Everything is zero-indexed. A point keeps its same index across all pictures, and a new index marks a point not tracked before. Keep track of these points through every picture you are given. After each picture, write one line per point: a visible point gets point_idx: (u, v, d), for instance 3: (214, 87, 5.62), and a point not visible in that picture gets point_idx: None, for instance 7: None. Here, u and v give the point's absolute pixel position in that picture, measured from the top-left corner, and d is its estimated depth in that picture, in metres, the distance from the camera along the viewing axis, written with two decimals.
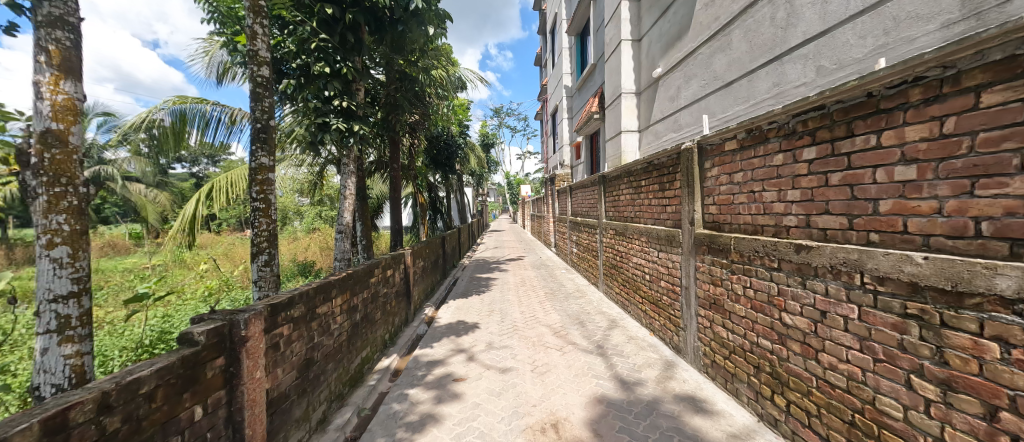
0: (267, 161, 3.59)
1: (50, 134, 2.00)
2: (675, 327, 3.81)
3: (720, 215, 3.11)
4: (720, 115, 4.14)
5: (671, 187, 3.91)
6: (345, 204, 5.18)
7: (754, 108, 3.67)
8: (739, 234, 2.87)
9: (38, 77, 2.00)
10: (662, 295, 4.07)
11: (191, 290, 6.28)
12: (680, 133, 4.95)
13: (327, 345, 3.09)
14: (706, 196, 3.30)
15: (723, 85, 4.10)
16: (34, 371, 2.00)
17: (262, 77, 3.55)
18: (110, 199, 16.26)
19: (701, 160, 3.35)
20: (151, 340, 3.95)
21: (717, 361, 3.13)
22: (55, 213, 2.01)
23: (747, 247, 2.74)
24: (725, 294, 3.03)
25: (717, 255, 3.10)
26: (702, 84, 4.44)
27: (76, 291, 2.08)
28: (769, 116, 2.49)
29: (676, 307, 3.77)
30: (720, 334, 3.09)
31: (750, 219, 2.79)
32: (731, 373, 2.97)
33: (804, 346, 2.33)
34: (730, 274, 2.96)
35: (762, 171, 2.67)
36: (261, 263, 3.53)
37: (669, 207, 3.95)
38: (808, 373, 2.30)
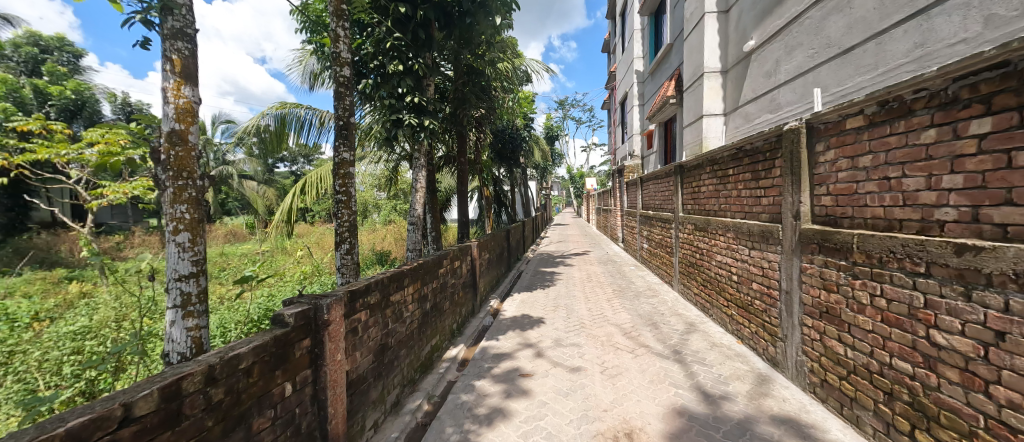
0: (349, 155, 3.82)
1: (174, 134, 2.30)
2: (770, 337, 3.38)
3: (838, 208, 2.66)
4: (834, 89, 3.57)
5: (767, 177, 3.45)
6: (416, 197, 5.37)
7: (884, 77, 3.07)
8: (863, 230, 2.43)
9: (165, 84, 2.30)
10: (754, 299, 3.64)
11: (290, 273, 7.05)
12: (778, 115, 4.37)
13: (400, 331, 3.23)
14: (818, 186, 2.84)
15: (840, 53, 3.52)
16: (166, 340, 2.33)
17: (343, 76, 3.78)
18: (230, 194, 19.01)
19: (811, 141, 2.89)
20: (257, 315, 4.48)
21: (828, 381, 2.70)
22: (179, 203, 2.31)
23: (876, 246, 2.30)
24: (842, 303, 2.59)
25: (833, 256, 2.65)
26: (810, 54, 3.86)
27: (195, 271, 2.37)
28: (915, 83, 2.03)
29: (772, 314, 3.34)
30: (834, 349, 2.65)
31: (880, 212, 2.35)
32: (850, 398, 2.54)
33: (964, 374, 1.89)
34: (850, 279, 2.52)
35: (901, 152, 2.21)
36: (344, 251, 3.77)
37: (764, 199, 3.49)
38: (971, 409, 1.86)
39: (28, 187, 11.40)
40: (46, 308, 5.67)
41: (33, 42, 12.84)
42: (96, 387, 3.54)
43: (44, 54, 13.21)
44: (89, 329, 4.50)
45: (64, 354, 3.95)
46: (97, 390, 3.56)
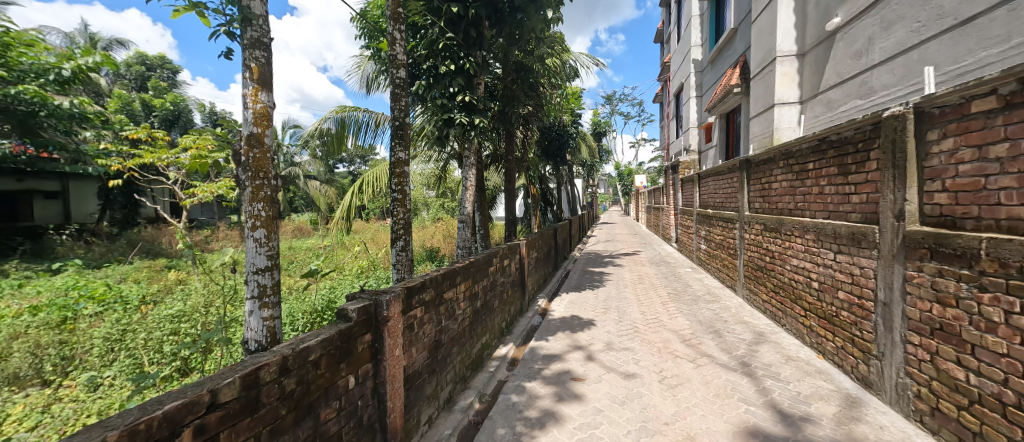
0: (404, 155, 3.94)
1: (253, 136, 2.49)
2: (861, 354, 3.00)
3: (958, 207, 2.27)
4: (948, 67, 3.10)
5: (860, 171, 3.06)
6: (466, 195, 5.42)
7: (1018, 49, 2.61)
8: (994, 234, 2.05)
9: (246, 90, 2.50)
10: (841, 310, 3.26)
11: (349, 267, 7.48)
12: (870, 100, 3.88)
13: (453, 329, 3.29)
14: (930, 181, 2.45)
15: (956, 25, 3.05)
16: (247, 328, 2.56)
17: (399, 78, 3.90)
18: (296, 193, 20.60)
19: (920, 129, 2.50)
20: (321, 306, 4.78)
21: (943, 411, 2.33)
22: (256, 201, 2.50)
23: (1014, 253, 1.92)
24: (962, 319, 2.22)
25: (950, 264, 2.27)
26: (915, 28, 3.39)
27: (270, 266, 2.56)
28: None
29: (866, 328, 2.96)
30: (949, 373, 2.28)
31: (1019, 212, 1.97)
32: (971, 432, 2.17)
33: None
34: (975, 293, 2.14)
35: None
36: (399, 248, 3.90)
37: (857, 197, 3.10)
38: None
39: (137, 188, 13.14)
40: (151, 292, 6.52)
41: (142, 62, 14.80)
42: (190, 365, 4.01)
43: (150, 72, 15.17)
44: (184, 313, 5.09)
45: (165, 334, 4.52)
46: (192, 367, 4.04)
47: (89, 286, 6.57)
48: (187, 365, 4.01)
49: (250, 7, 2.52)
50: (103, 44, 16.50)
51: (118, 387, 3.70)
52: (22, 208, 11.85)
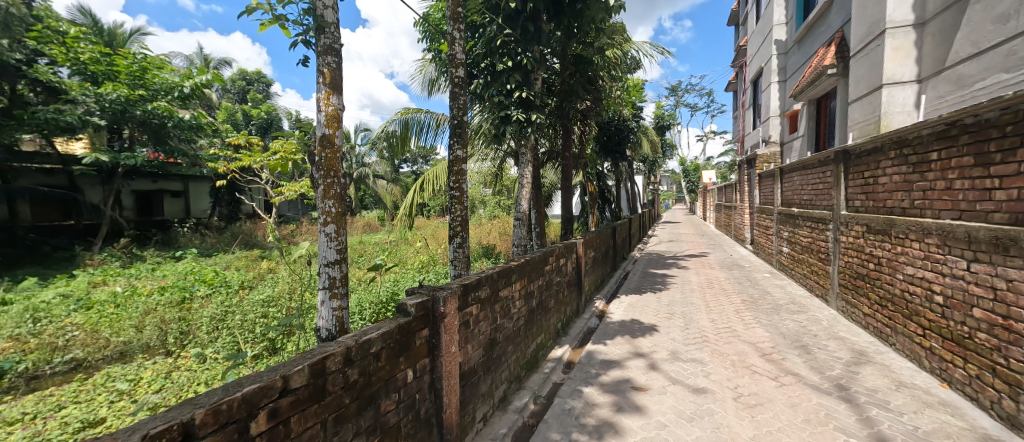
0: (462, 153, 3.98)
1: (324, 138, 2.80)
2: (1007, 386, 2.46)
3: None
4: None
5: (1007, 160, 2.49)
6: (522, 193, 5.35)
7: None
8: None
9: (319, 95, 2.82)
10: (979, 332, 2.69)
11: (411, 262, 7.82)
12: (1014, 75, 3.25)
13: (508, 327, 3.26)
14: None
15: None
16: (320, 317, 2.91)
17: (458, 77, 3.93)
18: (366, 191, 22.05)
19: None
20: (386, 297, 5.01)
21: None
22: (327, 199, 2.83)
23: None
24: None
25: None
26: None
27: (338, 259, 2.88)
28: None
29: (1015, 356, 2.41)
30: None
31: None
32: None
33: None
34: None
35: None
36: (456, 245, 3.95)
37: (1002, 193, 2.53)
38: None
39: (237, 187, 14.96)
40: (247, 278, 7.40)
41: (242, 77, 16.82)
42: (275, 345, 4.47)
43: (249, 85, 17.20)
44: (272, 298, 5.67)
45: (257, 316, 5.09)
46: (278, 347, 4.51)
47: (202, 271, 7.63)
48: (273, 344, 4.48)
49: (323, 16, 2.82)
50: (214, 63, 19.00)
51: (221, 360, 4.25)
52: (158, 205, 13.85)
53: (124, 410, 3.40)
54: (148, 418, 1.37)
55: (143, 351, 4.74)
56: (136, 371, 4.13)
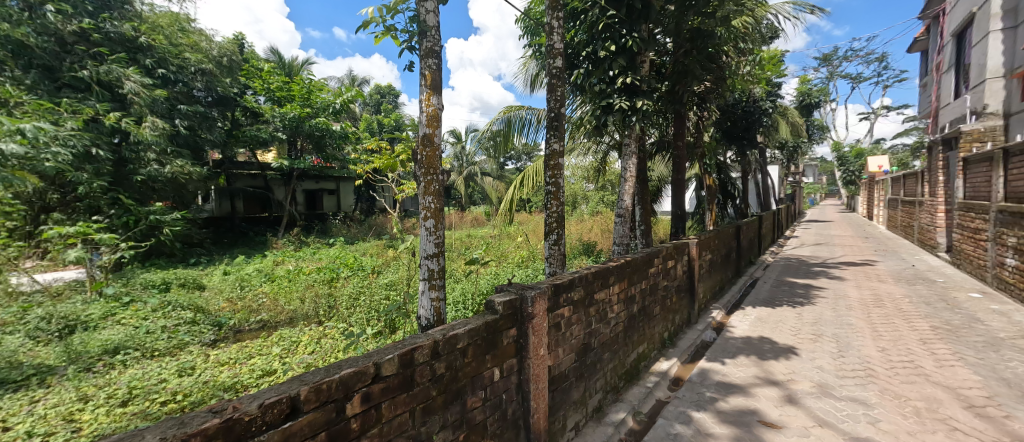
0: (559, 146, 3.78)
1: (425, 137, 2.92)
2: None
3: None
4: None
5: None
6: (625, 187, 4.87)
7: None
8: None
9: (421, 96, 2.94)
10: None
11: (512, 256, 7.94)
12: None
13: (605, 333, 2.99)
14: None
15: None
16: (420, 306, 3.04)
17: (556, 68, 3.73)
18: (474, 188, 23.30)
19: None
20: (487, 289, 5.06)
21: None
22: (427, 195, 2.95)
23: None
24: None
25: None
26: None
27: (436, 252, 2.98)
28: None
29: None
30: None
31: None
32: None
33: None
34: None
35: None
36: (552, 242, 3.78)
37: None
38: None
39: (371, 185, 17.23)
40: (377, 263, 8.44)
41: (376, 91, 19.37)
42: (395, 325, 4.96)
43: (381, 98, 19.68)
44: (393, 282, 6.46)
45: (381, 297, 5.77)
46: (397, 325, 5.01)
47: (344, 256, 8.98)
48: (393, 324, 4.94)
49: (425, 20, 2.90)
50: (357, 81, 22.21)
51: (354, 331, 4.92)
52: (320, 201, 16.62)
53: (287, 365, 4.11)
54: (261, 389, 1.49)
55: (304, 318, 5.72)
56: (297, 334, 4.97)
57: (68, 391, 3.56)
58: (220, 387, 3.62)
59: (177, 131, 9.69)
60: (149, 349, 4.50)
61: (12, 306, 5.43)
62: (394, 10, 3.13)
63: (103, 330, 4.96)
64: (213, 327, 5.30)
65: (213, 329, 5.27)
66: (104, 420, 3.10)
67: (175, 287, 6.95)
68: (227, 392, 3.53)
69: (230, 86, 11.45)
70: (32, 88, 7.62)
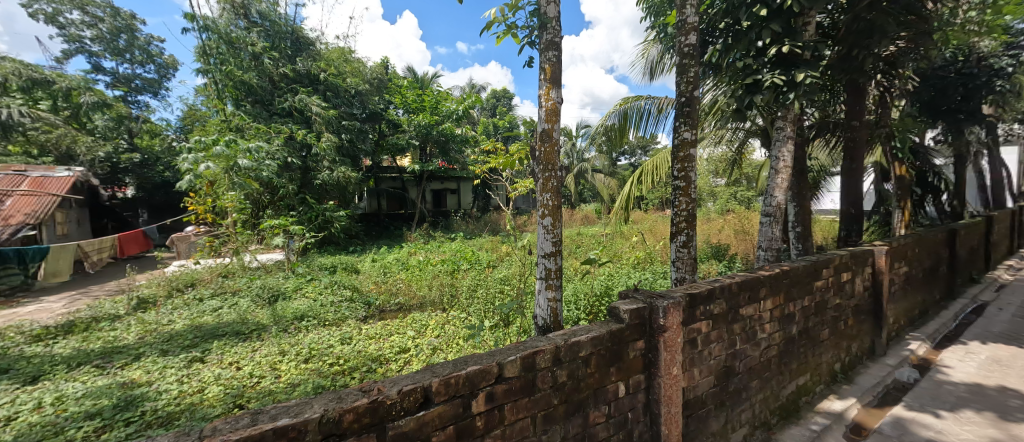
0: (690, 135, 3.28)
1: (544, 132, 2.85)
2: None
3: None
4: None
5: None
6: (776, 179, 3.99)
7: None
8: None
9: (541, 91, 2.87)
10: None
11: (627, 256, 7.43)
12: None
13: (753, 357, 2.54)
14: None
15: None
16: (537, 305, 3.00)
17: (689, 45, 3.23)
18: (586, 185, 22.78)
19: None
20: (600, 290, 4.70)
21: None
22: (545, 191, 2.87)
23: None
24: None
25: None
26: None
27: (553, 251, 2.89)
28: None
29: None
30: None
31: None
32: None
33: None
34: None
35: None
36: (680, 243, 3.27)
37: None
38: None
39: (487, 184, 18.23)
40: (492, 258, 8.84)
41: (493, 95, 20.40)
42: (509, 320, 5.07)
43: (497, 101, 20.66)
44: (507, 277, 6.67)
45: (496, 291, 6.01)
46: (512, 320, 5.13)
47: (464, 250, 9.63)
48: (507, 318, 5.03)
49: (546, 12, 2.82)
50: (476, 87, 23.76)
51: (473, 321, 5.22)
52: (444, 200, 18.32)
53: (418, 345, 4.53)
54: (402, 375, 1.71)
55: (431, 304, 6.27)
56: (426, 318, 5.46)
57: (272, 345, 4.58)
58: (370, 357, 4.20)
59: (343, 144, 11.72)
60: (322, 319, 5.49)
61: (244, 277, 7.29)
62: (516, 7, 3.13)
63: (294, 300, 6.34)
64: (365, 305, 6.22)
65: (364, 307, 6.16)
66: (293, 373, 3.87)
67: (340, 270, 8.40)
68: (374, 362, 4.08)
69: (378, 102, 13.34)
70: (255, 118, 10.27)
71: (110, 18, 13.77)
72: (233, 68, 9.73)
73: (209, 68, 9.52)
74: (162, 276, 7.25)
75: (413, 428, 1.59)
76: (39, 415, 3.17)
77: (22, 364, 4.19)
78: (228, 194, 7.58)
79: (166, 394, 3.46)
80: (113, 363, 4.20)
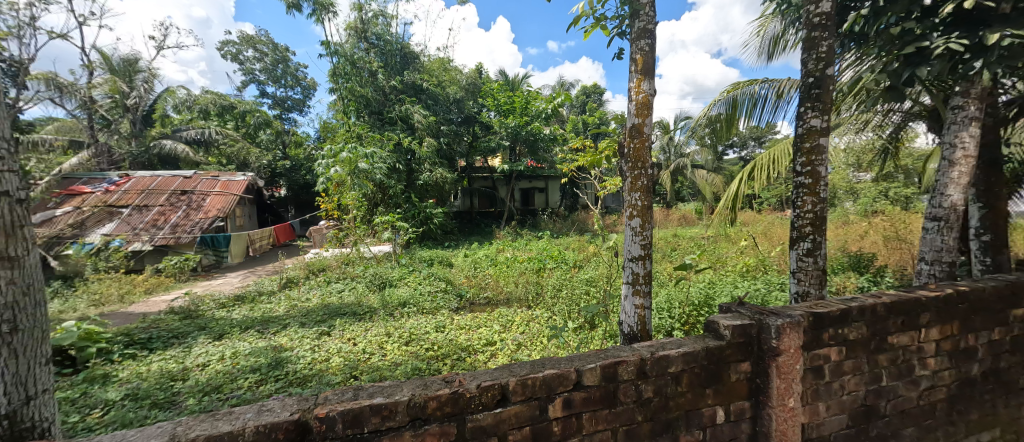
0: (820, 122, 2.51)
1: (633, 127, 2.62)
2: None
3: None
4: None
5: None
6: (951, 172, 3.11)
7: None
8: None
9: (631, 83, 2.66)
10: None
11: (734, 263, 6.58)
12: None
13: (905, 399, 2.03)
14: None
15: None
16: (622, 311, 2.78)
17: (820, 14, 2.51)
18: (685, 182, 20.92)
19: None
20: (698, 299, 4.19)
21: None
22: (634, 191, 2.64)
23: None
24: None
25: None
26: None
27: (642, 255, 2.65)
28: None
29: None
30: None
31: None
32: None
33: None
34: None
35: None
36: (802, 252, 2.61)
37: None
38: None
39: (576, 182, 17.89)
40: (579, 258, 8.61)
41: (583, 92, 19.96)
42: (593, 323, 4.84)
43: (588, 97, 20.16)
44: (593, 279, 6.42)
45: (581, 292, 5.82)
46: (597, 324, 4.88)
47: (550, 249, 9.55)
48: (592, 321, 4.80)
49: None
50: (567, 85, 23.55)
51: (557, 321, 5.11)
52: (532, 198, 18.55)
53: (502, 339, 4.59)
54: (481, 371, 1.74)
55: (517, 300, 6.34)
56: (511, 314, 5.52)
57: (380, 326, 5.08)
58: (458, 347, 4.37)
59: (441, 146, 12.58)
60: (419, 307, 5.93)
61: (360, 265, 8.20)
62: None
63: (397, 288, 7.02)
64: (457, 297, 6.55)
65: (456, 298, 6.50)
66: (396, 353, 4.23)
67: (435, 263, 8.99)
68: (463, 351, 4.24)
69: (472, 106, 14.01)
70: (371, 127, 11.60)
71: (271, 53, 16.92)
72: (354, 85, 11.15)
73: (338, 86, 11.33)
74: (304, 261, 8.51)
75: (490, 423, 1.62)
76: (223, 364, 3.99)
77: (212, 324, 5.32)
78: (350, 193, 8.95)
79: (303, 358, 4.05)
80: (268, 329, 5.09)
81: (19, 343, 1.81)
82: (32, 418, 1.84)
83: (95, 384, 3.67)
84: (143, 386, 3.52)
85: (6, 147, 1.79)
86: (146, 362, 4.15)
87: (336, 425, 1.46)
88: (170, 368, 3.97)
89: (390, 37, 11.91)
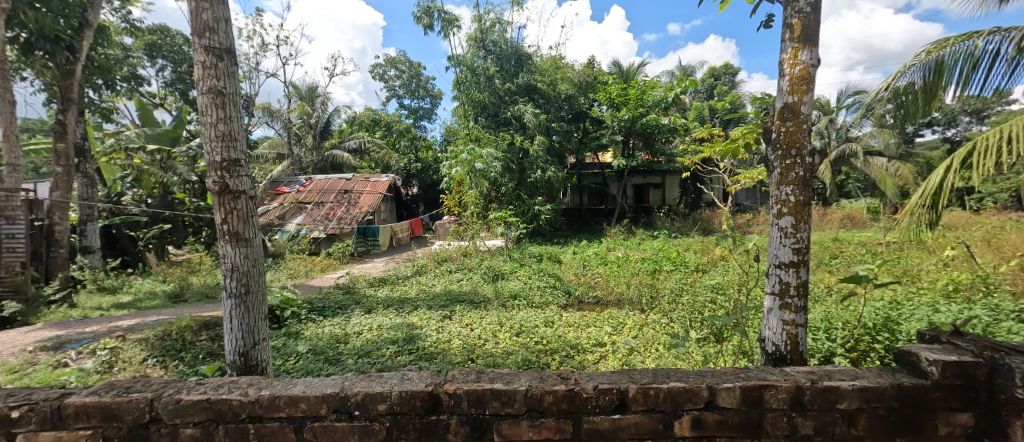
0: None
1: (787, 108, 2.17)
2: None
3: None
4: None
5: None
6: None
7: None
8: None
9: (783, 56, 2.19)
10: None
11: (931, 279, 5.03)
12: None
13: None
14: None
15: None
16: (766, 327, 2.35)
17: None
18: (853, 174, 16.92)
19: None
20: (873, 322, 3.30)
21: None
22: (785, 185, 2.19)
23: None
24: None
25: None
26: None
27: (795, 261, 2.18)
28: None
29: None
30: None
31: None
32: None
33: None
34: None
35: None
36: None
37: None
38: None
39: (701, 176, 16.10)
40: (703, 261, 7.68)
41: (710, 75, 17.83)
42: (722, 335, 4.24)
43: (716, 81, 17.94)
44: (723, 285, 5.67)
45: (706, 300, 5.21)
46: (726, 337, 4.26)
47: (669, 250, 8.74)
48: (720, 333, 4.21)
49: None
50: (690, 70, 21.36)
51: (677, 329, 4.65)
52: (648, 194, 17.41)
53: (615, 341, 4.36)
54: (599, 372, 1.64)
55: (630, 302, 5.94)
56: (623, 316, 5.22)
57: (494, 316, 5.32)
58: (569, 344, 4.31)
59: (552, 144, 12.67)
60: (531, 301, 6.06)
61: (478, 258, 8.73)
62: None
63: (509, 280, 7.31)
64: (566, 293, 6.49)
65: (565, 295, 6.45)
66: (508, 342, 4.38)
67: (546, 259, 9.07)
68: (572, 349, 4.16)
69: (584, 102, 13.77)
70: (488, 130, 12.29)
71: (407, 70, 19.28)
72: (473, 90, 12.02)
73: (460, 94, 12.19)
74: (432, 251, 9.43)
75: (609, 429, 1.51)
76: (371, 334, 4.66)
77: (364, 300, 6.29)
78: (469, 192, 9.64)
79: (431, 337, 4.49)
80: (403, 309, 5.79)
81: (249, 302, 2.39)
82: (256, 358, 2.46)
83: (291, 338, 4.68)
84: (319, 344, 4.34)
85: (244, 157, 2.34)
86: (320, 325, 5.11)
87: (462, 402, 1.53)
88: (336, 332, 4.80)
89: (505, 42, 12.46)
